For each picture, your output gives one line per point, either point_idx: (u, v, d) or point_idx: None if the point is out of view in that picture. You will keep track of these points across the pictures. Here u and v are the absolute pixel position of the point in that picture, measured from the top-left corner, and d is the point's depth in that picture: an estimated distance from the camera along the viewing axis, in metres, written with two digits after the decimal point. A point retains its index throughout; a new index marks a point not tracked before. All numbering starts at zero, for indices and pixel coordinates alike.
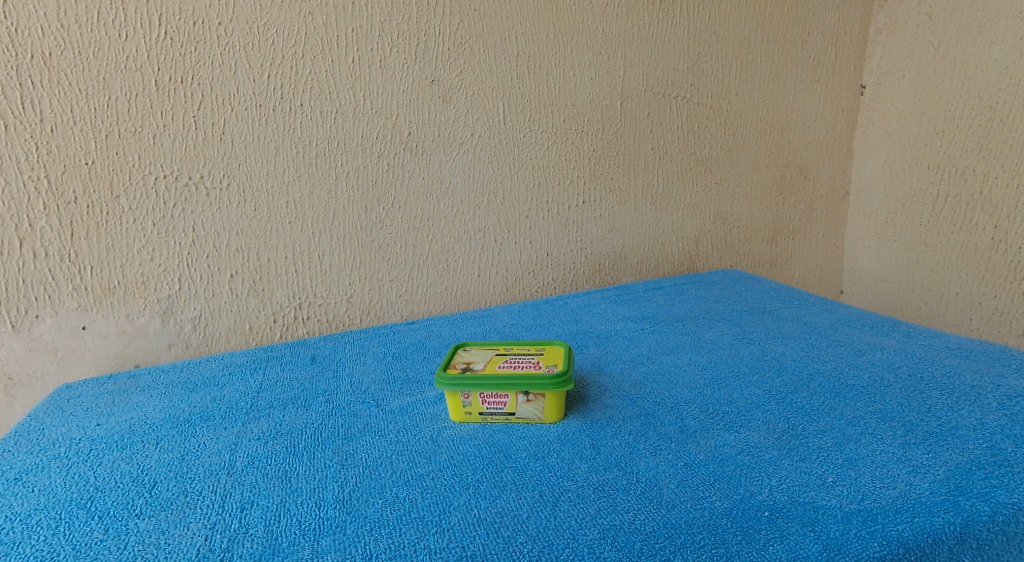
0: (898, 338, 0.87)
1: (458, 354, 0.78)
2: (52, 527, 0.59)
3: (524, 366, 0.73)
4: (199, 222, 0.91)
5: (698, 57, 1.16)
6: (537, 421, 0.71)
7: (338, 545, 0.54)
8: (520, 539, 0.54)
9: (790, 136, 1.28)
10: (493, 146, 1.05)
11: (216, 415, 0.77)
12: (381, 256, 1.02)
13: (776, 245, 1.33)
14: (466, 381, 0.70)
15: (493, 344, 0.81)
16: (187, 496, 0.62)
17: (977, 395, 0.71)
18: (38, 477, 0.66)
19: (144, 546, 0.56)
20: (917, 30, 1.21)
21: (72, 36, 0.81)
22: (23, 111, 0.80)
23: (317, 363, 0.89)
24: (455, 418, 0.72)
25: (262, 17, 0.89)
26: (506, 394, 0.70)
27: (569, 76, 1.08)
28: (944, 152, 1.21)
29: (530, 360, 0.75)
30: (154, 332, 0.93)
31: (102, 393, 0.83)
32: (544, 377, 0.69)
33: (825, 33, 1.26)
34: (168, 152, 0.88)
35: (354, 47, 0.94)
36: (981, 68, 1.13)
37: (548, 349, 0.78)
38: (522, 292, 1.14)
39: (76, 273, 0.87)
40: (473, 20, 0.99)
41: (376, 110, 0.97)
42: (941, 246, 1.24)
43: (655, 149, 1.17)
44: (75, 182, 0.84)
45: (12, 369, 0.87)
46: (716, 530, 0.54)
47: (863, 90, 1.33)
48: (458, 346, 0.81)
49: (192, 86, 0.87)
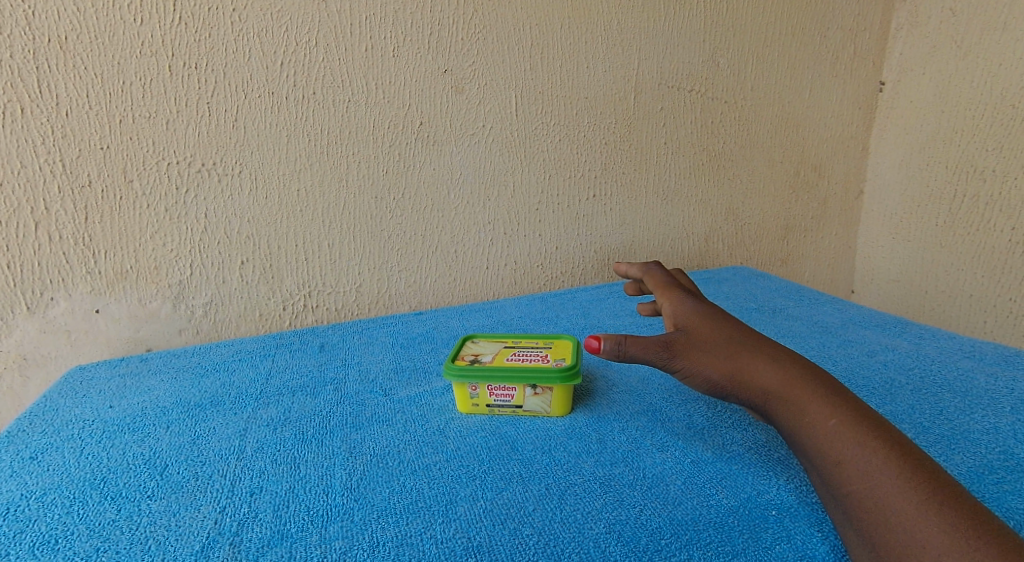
0: (910, 340, 0.86)
1: (466, 346, 0.78)
2: (67, 506, 0.59)
3: (532, 359, 0.73)
4: (211, 209, 0.92)
5: (714, 51, 1.15)
6: (543, 414, 0.71)
7: (345, 533, 0.55)
8: (526, 531, 0.54)
9: (805, 132, 1.27)
10: (505, 138, 1.05)
11: (226, 401, 0.77)
12: (391, 246, 1.03)
13: (788, 243, 1.32)
14: (473, 373, 0.70)
15: (501, 336, 0.81)
16: (197, 479, 0.63)
17: (990, 398, 0.71)
18: (52, 457, 0.67)
19: (155, 527, 0.57)
20: (940, 26, 1.19)
21: (88, 20, 0.81)
22: (40, 95, 0.81)
23: (326, 352, 0.89)
24: (462, 409, 0.72)
25: (276, 4, 0.88)
26: (512, 387, 0.70)
27: (584, 68, 1.07)
28: (963, 152, 1.19)
29: (539, 353, 0.75)
30: (165, 317, 0.94)
31: (115, 376, 0.84)
32: (553, 371, 0.69)
33: (845, 28, 1.24)
34: (181, 138, 0.88)
35: (367, 35, 0.93)
36: (1005, 66, 1.11)
37: (556, 343, 0.78)
38: (530, 285, 1.14)
39: (90, 257, 0.88)
40: (486, 9, 0.99)
41: (387, 100, 0.97)
42: (957, 247, 1.23)
43: (669, 143, 1.16)
44: (89, 166, 0.85)
45: (27, 350, 0.88)
46: (723, 528, 0.54)
47: (882, 87, 1.31)
48: (466, 337, 0.81)
49: (206, 72, 0.87)
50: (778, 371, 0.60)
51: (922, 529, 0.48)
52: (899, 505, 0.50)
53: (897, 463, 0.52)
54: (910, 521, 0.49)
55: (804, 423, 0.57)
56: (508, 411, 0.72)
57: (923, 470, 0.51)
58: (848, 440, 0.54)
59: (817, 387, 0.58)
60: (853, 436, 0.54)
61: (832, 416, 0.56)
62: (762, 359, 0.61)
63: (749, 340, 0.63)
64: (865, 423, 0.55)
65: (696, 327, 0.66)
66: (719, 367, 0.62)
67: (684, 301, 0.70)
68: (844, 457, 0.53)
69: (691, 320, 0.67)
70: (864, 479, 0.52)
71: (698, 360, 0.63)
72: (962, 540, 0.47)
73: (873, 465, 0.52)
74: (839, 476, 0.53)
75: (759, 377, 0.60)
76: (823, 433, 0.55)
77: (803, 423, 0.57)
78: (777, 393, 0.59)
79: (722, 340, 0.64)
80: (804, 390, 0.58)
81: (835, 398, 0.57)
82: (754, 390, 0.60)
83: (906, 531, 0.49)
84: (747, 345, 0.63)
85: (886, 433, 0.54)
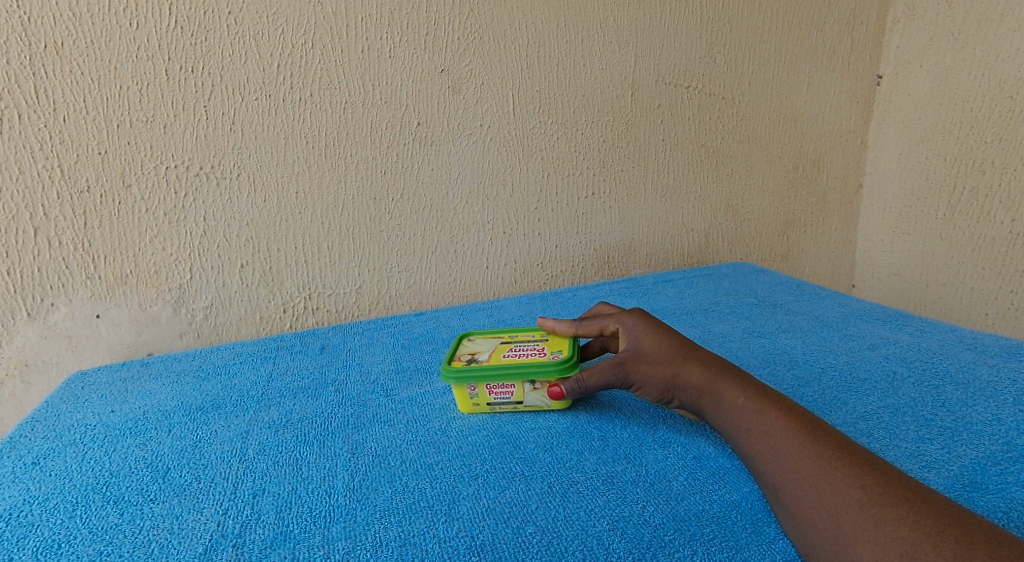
0: (911, 333, 0.86)
1: (461, 346, 0.78)
2: (69, 511, 0.59)
3: (529, 354, 0.73)
4: (210, 212, 0.92)
5: (710, 47, 1.15)
6: (544, 408, 0.71)
7: (348, 533, 0.55)
8: (529, 529, 0.54)
9: (803, 127, 1.27)
10: (503, 137, 1.05)
11: (227, 404, 0.77)
12: (390, 247, 1.03)
13: (788, 238, 1.32)
14: (471, 374, 0.69)
15: (494, 333, 0.81)
16: (200, 482, 0.63)
17: (992, 390, 0.70)
18: (55, 462, 0.67)
19: (159, 531, 0.56)
20: (937, 19, 1.19)
21: (84, 25, 0.81)
22: (37, 100, 0.81)
23: (326, 354, 0.89)
24: (462, 408, 0.72)
25: (272, 6, 0.88)
26: (512, 384, 0.70)
27: (581, 65, 1.07)
28: (962, 144, 1.19)
29: (534, 347, 0.75)
30: (166, 321, 0.94)
31: (117, 381, 0.84)
32: (551, 365, 0.69)
33: (842, 22, 1.24)
34: (179, 142, 0.88)
35: (364, 36, 0.93)
36: (1003, 58, 1.11)
37: (550, 337, 0.78)
38: (530, 284, 1.14)
39: (90, 262, 0.88)
40: (482, 8, 0.98)
41: (385, 101, 0.97)
42: (957, 240, 1.23)
43: (667, 140, 1.16)
44: (88, 171, 0.85)
45: (28, 356, 0.88)
46: (725, 522, 0.54)
47: (879, 81, 1.31)
48: (459, 337, 0.80)
49: (203, 75, 0.87)
50: (703, 366, 0.65)
51: (810, 476, 0.53)
52: (793, 459, 0.54)
53: (794, 425, 0.57)
54: (801, 469, 0.53)
55: (722, 408, 0.62)
56: (508, 407, 0.72)
57: (816, 429, 0.56)
58: (753, 412, 0.59)
59: (734, 376, 0.63)
60: (761, 417, 0.59)
61: (742, 395, 0.61)
62: (690, 358, 0.66)
63: (686, 344, 0.68)
64: (769, 398, 0.60)
65: (639, 339, 0.70)
66: (655, 372, 0.66)
67: (632, 317, 0.73)
68: (751, 428, 0.59)
69: (637, 334, 0.71)
70: (767, 444, 0.57)
71: (642, 371, 0.67)
72: (845, 478, 0.51)
73: (772, 431, 0.57)
74: (749, 445, 0.58)
75: (686, 375, 0.65)
76: (735, 412, 0.61)
77: (722, 410, 0.62)
78: (701, 387, 0.64)
79: (660, 346, 0.68)
80: (725, 381, 0.63)
81: (750, 385, 0.62)
82: (681, 386, 0.65)
83: (799, 479, 0.53)
84: (682, 348, 0.67)
85: (790, 407, 0.59)
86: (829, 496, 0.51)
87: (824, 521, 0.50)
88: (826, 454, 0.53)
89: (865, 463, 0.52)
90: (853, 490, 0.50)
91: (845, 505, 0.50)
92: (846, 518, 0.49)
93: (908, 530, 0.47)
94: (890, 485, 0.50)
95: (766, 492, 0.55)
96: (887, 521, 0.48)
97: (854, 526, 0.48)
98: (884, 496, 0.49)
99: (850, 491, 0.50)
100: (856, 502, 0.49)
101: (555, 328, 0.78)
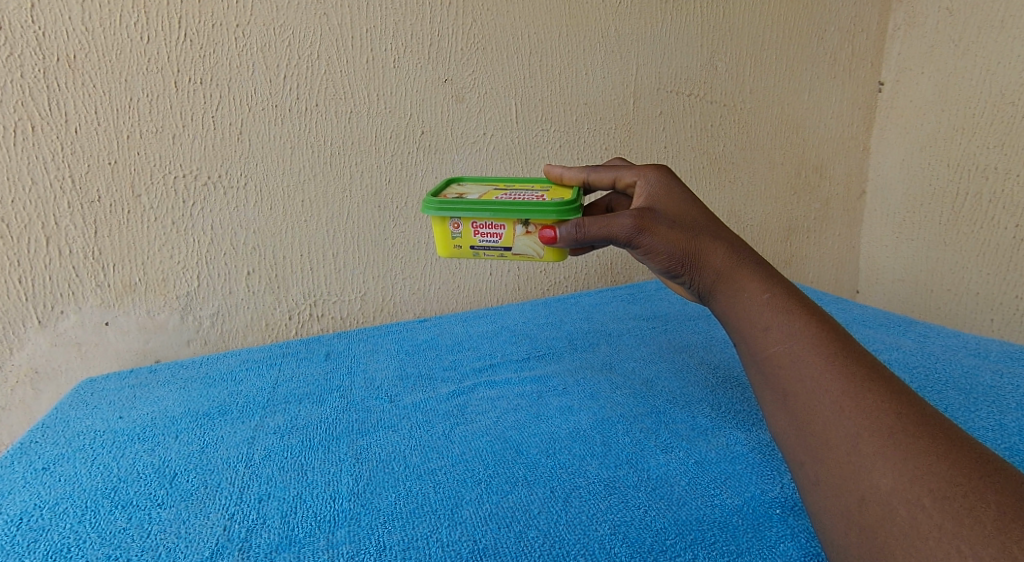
0: (914, 338, 0.86)
1: (450, 189, 0.78)
2: (78, 515, 0.60)
3: (524, 197, 0.72)
4: (217, 220, 0.93)
5: (712, 54, 1.15)
6: (535, 257, 0.71)
7: (351, 537, 0.55)
8: (531, 534, 0.55)
9: (805, 134, 1.27)
10: (506, 146, 1.06)
11: (233, 410, 0.78)
12: (394, 254, 1.04)
13: (792, 244, 1.32)
14: (455, 208, 0.70)
15: (489, 183, 0.81)
16: (206, 488, 0.63)
17: (995, 395, 0.71)
18: (64, 467, 0.68)
19: (165, 534, 0.57)
20: (938, 26, 1.20)
21: (96, 39, 0.82)
22: (50, 113, 0.83)
23: (331, 360, 0.90)
24: (444, 251, 0.73)
25: (279, 18, 0.89)
26: (501, 225, 0.70)
27: (583, 74, 1.08)
28: (964, 150, 1.20)
29: (534, 193, 0.74)
30: (173, 328, 0.95)
31: (125, 388, 0.85)
32: (549, 206, 0.68)
33: (843, 30, 1.24)
34: (188, 152, 0.90)
35: (368, 47, 0.95)
36: (1004, 64, 1.12)
37: (553, 187, 0.77)
38: (534, 291, 1.16)
39: (100, 271, 0.89)
40: (485, 20, 1.00)
41: (389, 111, 0.98)
42: (961, 246, 1.23)
43: (669, 148, 1.17)
44: (99, 181, 0.87)
45: (38, 363, 0.89)
46: (727, 527, 0.54)
47: (881, 88, 1.31)
48: (451, 183, 0.81)
49: (211, 87, 0.89)
50: (729, 252, 0.61)
51: (833, 388, 0.50)
52: (820, 370, 0.51)
53: (827, 338, 0.53)
54: (827, 384, 0.50)
55: (740, 299, 0.59)
56: (496, 253, 0.72)
57: (845, 341, 0.53)
58: (778, 313, 0.56)
59: (759, 268, 0.60)
60: (788, 319, 0.55)
61: (767, 292, 0.58)
62: (718, 238, 0.62)
63: (711, 221, 0.64)
64: (795, 299, 0.57)
65: (661, 201, 0.65)
66: (675, 239, 0.61)
67: (656, 173, 0.67)
68: (772, 326, 0.55)
69: (657, 192, 0.66)
70: (787, 347, 0.54)
71: (661, 234, 0.61)
72: (877, 404, 0.48)
73: (798, 335, 0.54)
74: (765, 342, 0.56)
75: (710, 255, 0.61)
76: (756, 307, 0.57)
77: (740, 300, 0.59)
78: (722, 271, 0.61)
79: (685, 216, 0.63)
80: (748, 272, 0.60)
81: (774, 280, 0.59)
82: (698, 266, 0.61)
83: (823, 395, 0.50)
84: (710, 225, 0.63)
85: (816, 309, 0.56)
86: (853, 416, 0.48)
87: (841, 442, 0.48)
88: (859, 375, 0.50)
89: (903, 394, 0.49)
90: (882, 415, 0.47)
91: (870, 425, 0.47)
92: (867, 444, 0.47)
93: (947, 469, 0.44)
94: (930, 422, 0.46)
95: (776, 412, 0.54)
96: (919, 455, 0.45)
97: (877, 454, 0.46)
98: (922, 431, 0.46)
99: (881, 417, 0.47)
100: (886, 430, 0.47)
101: (561, 176, 0.76)
